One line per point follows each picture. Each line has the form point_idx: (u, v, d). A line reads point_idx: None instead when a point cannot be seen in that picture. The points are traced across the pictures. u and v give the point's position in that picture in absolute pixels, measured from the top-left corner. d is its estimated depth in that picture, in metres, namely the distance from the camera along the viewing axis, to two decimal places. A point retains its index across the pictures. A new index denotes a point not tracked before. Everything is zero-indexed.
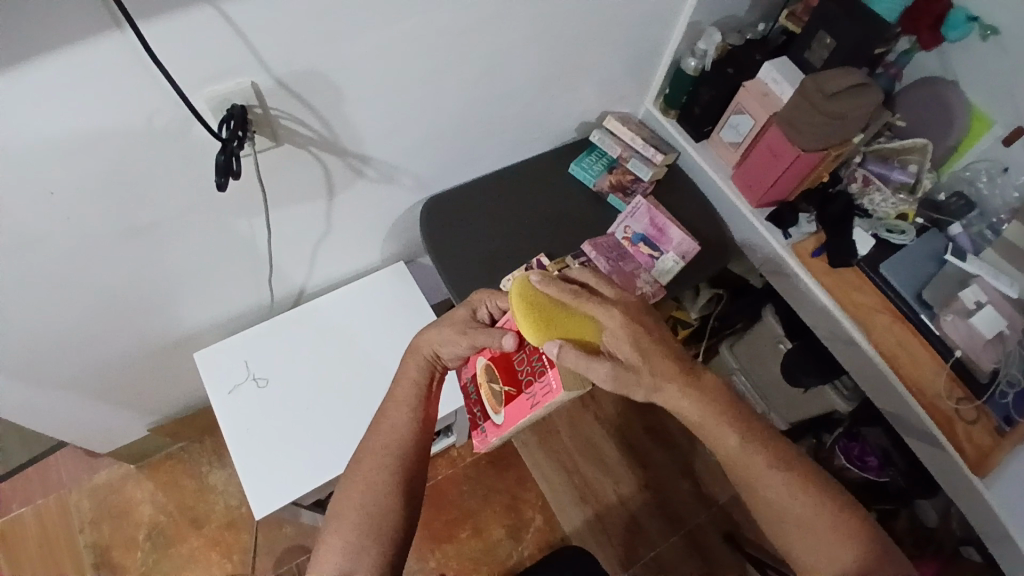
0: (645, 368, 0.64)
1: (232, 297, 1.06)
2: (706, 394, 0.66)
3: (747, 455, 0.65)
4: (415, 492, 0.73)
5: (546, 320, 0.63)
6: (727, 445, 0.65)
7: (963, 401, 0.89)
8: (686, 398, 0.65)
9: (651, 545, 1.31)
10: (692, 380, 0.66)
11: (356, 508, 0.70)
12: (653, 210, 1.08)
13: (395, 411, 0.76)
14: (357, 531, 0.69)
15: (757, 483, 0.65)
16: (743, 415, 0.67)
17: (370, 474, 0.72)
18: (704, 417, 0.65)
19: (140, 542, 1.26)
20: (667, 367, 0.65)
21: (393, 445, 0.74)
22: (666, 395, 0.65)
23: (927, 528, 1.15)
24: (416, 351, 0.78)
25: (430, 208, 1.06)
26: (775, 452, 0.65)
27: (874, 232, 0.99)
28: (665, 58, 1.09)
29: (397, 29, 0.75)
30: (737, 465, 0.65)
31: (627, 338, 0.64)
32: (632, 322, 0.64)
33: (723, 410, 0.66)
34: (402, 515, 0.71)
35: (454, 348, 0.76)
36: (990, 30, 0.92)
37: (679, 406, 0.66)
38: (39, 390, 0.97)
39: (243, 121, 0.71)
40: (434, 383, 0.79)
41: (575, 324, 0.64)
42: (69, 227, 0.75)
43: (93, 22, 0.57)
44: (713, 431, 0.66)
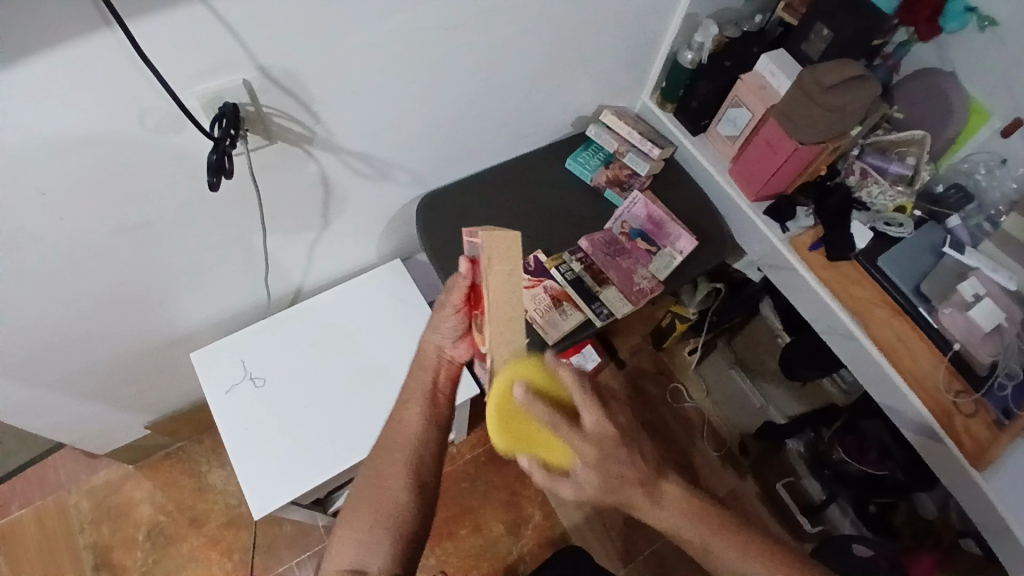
0: (614, 494, 0.65)
1: (229, 296, 1.05)
2: (674, 506, 0.70)
3: (730, 558, 0.70)
4: (429, 489, 0.74)
5: (515, 433, 0.62)
6: (693, 541, 0.70)
7: (962, 395, 0.89)
8: (654, 512, 0.69)
9: (651, 538, 1.31)
10: (657, 495, 0.68)
11: (370, 504, 0.71)
12: (651, 205, 1.07)
13: (406, 408, 0.76)
14: (370, 525, 0.70)
15: (736, 569, 0.70)
16: (705, 508, 0.71)
17: (383, 471, 0.73)
18: (667, 523, 0.69)
19: (140, 542, 1.26)
20: (634, 492, 0.66)
21: (404, 443, 0.74)
22: (639, 513, 0.69)
23: (925, 519, 1.13)
24: (423, 352, 0.79)
25: (426, 205, 1.06)
26: (742, 539, 0.71)
27: (872, 225, 0.99)
28: (661, 52, 1.09)
29: (389, 24, 0.74)
30: (720, 565, 0.71)
31: (593, 474, 0.62)
32: (603, 459, 0.62)
33: (697, 519, 0.70)
34: (416, 511, 0.72)
35: (447, 328, 0.77)
36: (987, 21, 0.91)
37: (660, 522, 0.69)
38: (35, 391, 0.97)
39: (235, 119, 0.70)
40: (441, 379, 0.79)
41: (547, 442, 0.63)
42: (61, 229, 0.74)
43: (81, 21, 0.56)
44: (680, 534, 0.70)
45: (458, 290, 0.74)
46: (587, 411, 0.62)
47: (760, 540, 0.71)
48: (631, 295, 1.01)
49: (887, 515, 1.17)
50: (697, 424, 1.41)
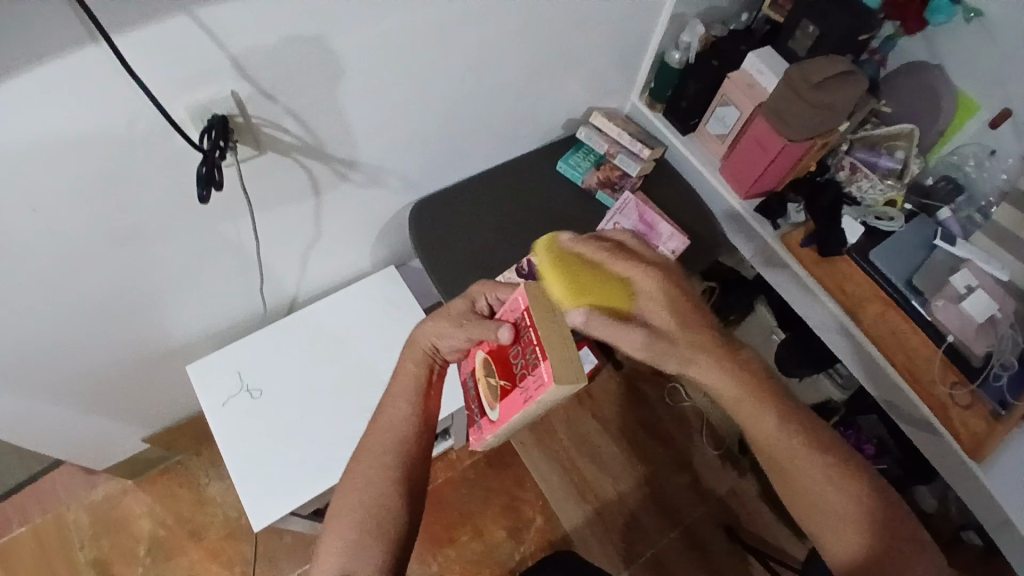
0: (679, 339, 0.64)
1: (224, 306, 1.05)
2: (735, 372, 0.63)
3: (780, 432, 0.63)
4: (417, 490, 0.73)
5: (575, 278, 0.61)
6: (764, 426, 0.63)
7: (957, 386, 0.90)
8: (713, 374, 0.63)
9: (652, 541, 1.31)
10: (725, 359, 0.64)
11: (359, 507, 0.70)
12: (642, 206, 1.07)
13: (392, 406, 0.76)
14: (359, 529, 0.69)
15: (796, 465, 0.63)
16: (781, 396, 0.64)
17: (372, 471, 0.72)
18: (740, 396, 0.63)
19: (140, 556, 1.25)
20: (702, 343, 0.64)
21: (391, 442, 0.74)
22: (695, 370, 0.64)
23: (924, 513, 1.14)
24: (415, 345, 0.77)
25: (418, 211, 1.06)
26: (812, 438, 0.63)
27: (862, 220, 0.99)
28: (649, 52, 1.09)
29: (376, 32, 0.75)
30: (760, 436, 0.64)
31: (665, 309, 0.64)
32: (671, 285, 0.64)
33: (754, 385, 0.64)
34: (405, 513, 0.71)
35: (452, 342, 0.73)
36: (973, 12, 0.91)
37: (709, 381, 0.64)
38: (31, 407, 0.96)
39: (224, 130, 0.71)
40: (432, 378, 0.78)
41: (609, 287, 0.63)
42: (52, 243, 0.74)
43: (66, 35, 0.56)
44: (751, 411, 0.63)
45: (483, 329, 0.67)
46: (638, 247, 0.67)
47: (812, 420, 0.65)
48: None
49: None
50: (693, 423, 1.43)
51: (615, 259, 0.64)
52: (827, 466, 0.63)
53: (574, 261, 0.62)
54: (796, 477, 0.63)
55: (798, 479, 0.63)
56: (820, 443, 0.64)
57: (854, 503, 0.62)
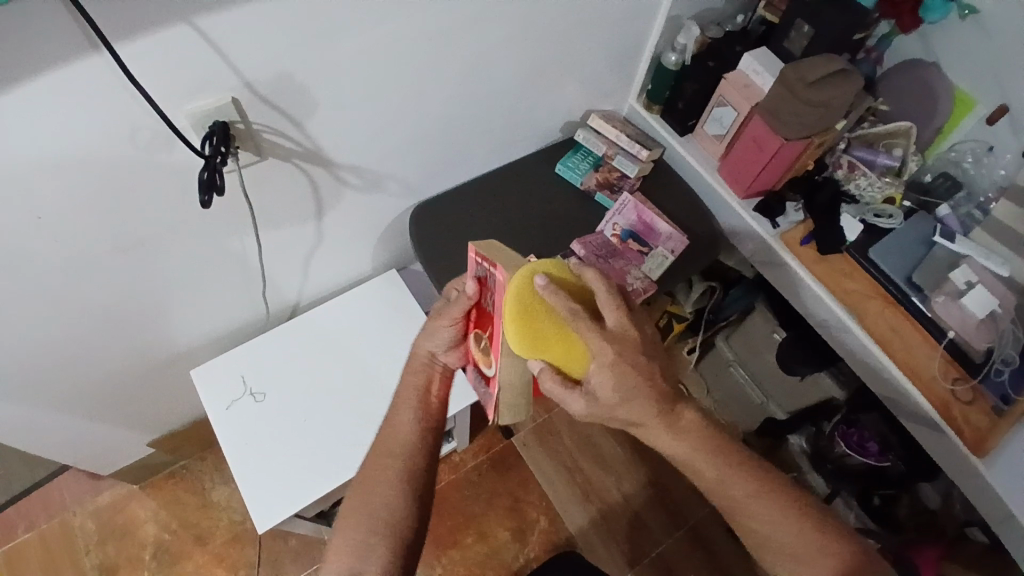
0: (624, 409, 0.65)
1: (227, 312, 1.06)
2: (684, 432, 0.69)
3: (725, 484, 0.69)
4: (423, 493, 0.74)
5: (537, 338, 0.61)
6: (709, 480, 0.69)
7: (959, 382, 0.90)
8: (664, 435, 0.68)
9: (657, 540, 1.31)
10: (673, 420, 0.68)
11: (365, 509, 0.71)
12: (640, 206, 1.08)
13: (397, 413, 0.78)
14: (363, 530, 0.70)
15: (749, 509, 0.68)
16: (725, 448, 0.70)
17: (377, 473, 0.73)
18: (687, 453, 0.69)
19: (146, 561, 1.26)
20: (646, 411, 0.66)
21: (396, 446, 0.75)
22: (648, 434, 0.68)
23: (929, 510, 1.14)
24: (414, 358, 0.80)
25: (419, 215, 1.07)
26: (758, 482, 0.69)
27: (861, 217, 1.00)
28: (646, 54, 1.10)
29: (373, 37, 0.75)
30: (715, 488, 0.69)
31: (610, 383, 0.63)
32: (622, 365, 0.62)
33: (703, 440, 0.69)
34: (411, 514, 0.72)
35: (441, 339, 0.77)
36: (968, 10, 0.91)
37: (663, 444, 0.69)
38: (36, 414, 0.97)
39: (225, 136, 0.72)
40: (434, 386, 0.80)
41: (569, 347, 0.63)
42: (56, 251, 0.75)
43: (68, 45, 0.58)
44: (698, 466, 0.69)
45: (458, 305, 0.74)
46: (608, 304, 0.62)
47: (757, 464, 0.71)
48: (625, 295, 1.02)
49: (891, 508, 1.18)
50: None
51: (578, 325, 0.61)
52: (779, 506, 0.69)
53: (539, 314, 0.61)
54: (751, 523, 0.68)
55: (755, 525, 0.68)
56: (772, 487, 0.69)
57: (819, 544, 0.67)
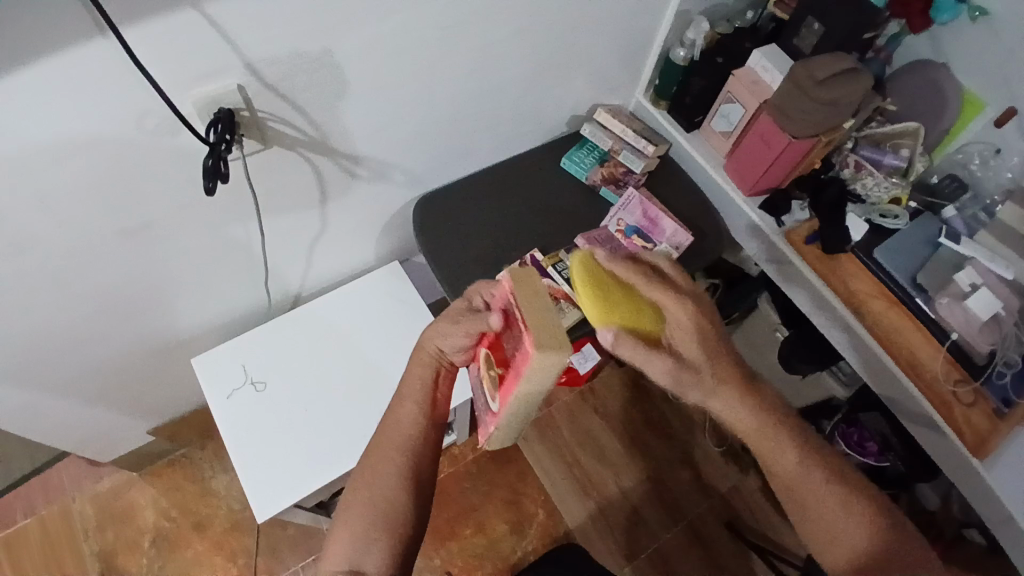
0: (706, 371, 0.65)
1: (230, 300, 1.06)
2: (761, 407, 0.67)
3: (800, 464, 0.66)
4: (425, 487, 0.74)
5: (610, 299, 0.60)
6: (786, 460, 0.66)
7: (961, 383, 0.89)
8: (740, 403, 0.66)
9: (654, 535, 1.31)
10: (751, 393, 0.67)
11: (366, 503, 0.71)
12: (646, 202, 1.07)
13: (401, 406, 0.76)
14: (365, 524, 0.70)
15: (816, 498, 0.65)
16: (798, 429, 0.68)
17: (380, 467, 0.73)
18: (763, 427, 0.66)
19: (145, 547, 1.26)
20: (727, 371, 0.66)
21: (399, 440, 0.74)
22: (722, 402, 0.66)
23: (928, 511, 1.16)
24: (420, 351, 0.78)
25: (423, 207, 1.06)
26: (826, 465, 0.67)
27: (867, 218, 0.99)
28: (654, 49, 1.09)
29: (382, 27, 0.75)
30: (802, 487, 0.66)
31: (693, 338, 0.64)
32: (702, 322, 0.64)
33: (780, 425, 0.67)
34: (413, 508, 0.72)
35: (453, 341, 0.74)
36: (979, 11, 0.91)
37: (736, 417, 0.66)
38: (37, 399, 0.97)
39: (231, 124, 0.70)
40: (439, 380, 0.78)
41: (637, 310, 0.62)
42: (59, 236, 0.75)
43: (75, 29, 0.57)
44: (773, 442, 0.67)
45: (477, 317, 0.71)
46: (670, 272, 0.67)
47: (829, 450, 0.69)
48: None
49: None
50: (697, 418, 1.43)
51: (650, 287, 0.64)
52: (846, 492, 0.66)
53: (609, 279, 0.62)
54: (814, 508, 0.65)
55: (818, 507, 0.65)
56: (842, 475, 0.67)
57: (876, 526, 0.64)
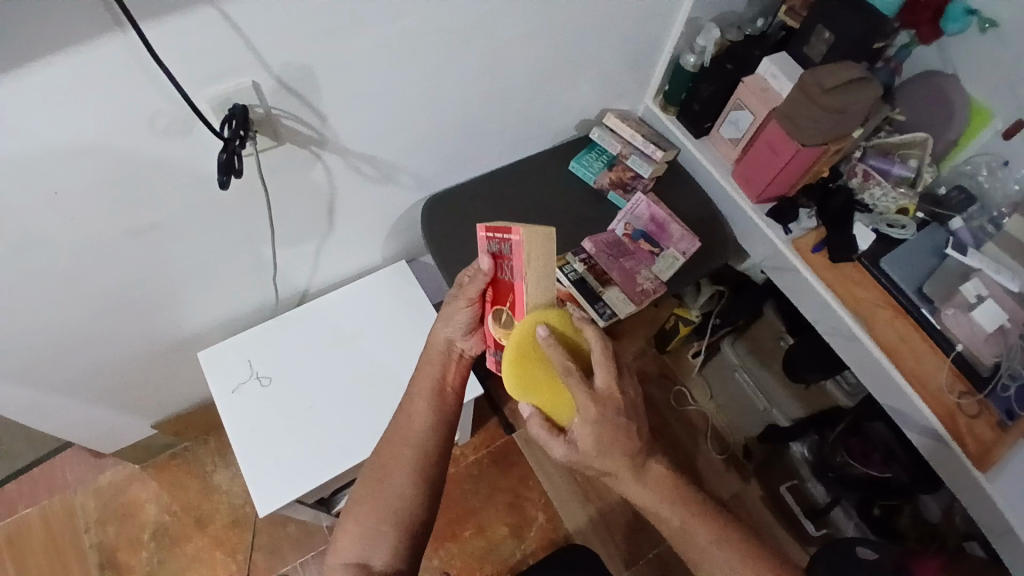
0: (596, 461, 0.69)
1: (239, 297, 1.07)
2: (653, 484, 0.72)
3: (683, 529, 0.72)
4: (435, 485, 0.74)
5: (526, 382, 0.67)
6: (671, 526, 0.72)
7: (965, 395, 0.89)
8: (634, 485, 0.71)
9: (655, 542, 1.31)
10: (641, 472, 0.72)
11: (376, 496, 0.71)
12: (653, 207, 1.08)
13: (412, 402, 0.77)
14: (375, 517, 0.70)
15: (701, 555, 0.71)
16: (689, 497, 0.74)
17: (389, 461, 0.73)
18: (651, 500, 0.72)
19: (146, 542, 1.26)
20: (618, 460, 0.69)
21: (412, 435, 0.75)
22: (618, 483, 0.72)
23: (930, 523, 1.15)
24: (432, 346, 0.80)
25: (432, 207, 1.07)
26: (716, 525, 0.72)
27: (874, 227, 0.99)
28: (664, 55, 1.10)
29: (396, 26, 0.75)
30: (691, 551, 0.72)
31: (590, 431, 0.66)
32: (602, 424, 0.66)
33: (672, 492, 0.73)
34: (422, 500, 0.72)
35: (459, 322, 0.78)
36: (988, 23, 0.91)
37: (633, 494, 0.72)
38: (43, 391, 0.98)
39: (244, 120, 0.71)
40: (450, 374, 0.80)
41: (554, 393, 0.68)
42: (70, 229, 0.75)
43: (94, 24, 0.58)
44: (658, 512, 0.72)
45: (475, 280, 0.76)
46: (599, 367, 0.66)
47: (725, 516, 0.74)
48: (633, 296, 1.02)
49: (892, 517, 1.20)
50: (699, 426, 1.44)
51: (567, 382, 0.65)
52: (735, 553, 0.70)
53: (535, 360, 0.67)
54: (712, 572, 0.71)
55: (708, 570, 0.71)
56: (732, 538, 0.71)
57: None
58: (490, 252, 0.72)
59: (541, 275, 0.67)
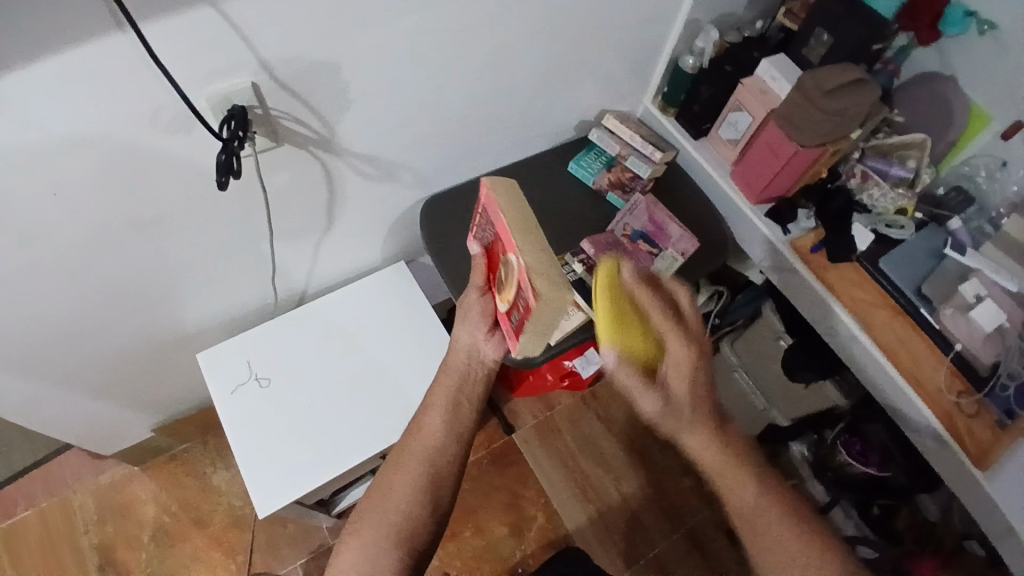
0: (684, 410, 0.71)
1: (238, 297, 1.07)
2: (729, 445, 0.73)
3: (756, 501, 0.71)
4: (441, 504, 0.74)
5: (622, 325, 0.66)
6: (744, 497, 0.71)
7: (964, 395, 0.89)
8: (712, 439, 0.72)
9: (653, 541, 1.31)
10: (721, 431, 0.73)
11: (379, 514, 0.72)
12: (652, 207, 1.09)
13: (427, 415, 0.79)
14: (376, 534, 0.71)
15: (767, 532, 0.70)
16: (760, 470, 0.74)
17: (395, 477, 0.74)
18: (722, 461, 0.72)
19: (144, 542, 1.26)
20: (705, 411, 0.71)
21: (420, 452, 0.76)
22: (694, 442, 0.72)
23: (928, 522, 1.15)
24: (453, 358, 0.81)
25: (432, 207, 1.07)
26: (786, 502, 0.72)
27: (873, 227, 1.00)
28: (663, 56, 1.10)
29: (396, 27, 0.75)
30: (749, 530, 0.71)
31: (685, 376, 0.69)
32: (694, 364, 0.69)
33: (744, 464, 0.72)
34: (430, 515, 0.73)
35: (476, 318, 0.78)
36: (987, 25, 0.92)
37: (705, 455, 0.72)
38: (42, 389, 0.98)
39: (244, 121, 0.71)
40: (470, 385, 0.80)
41: (643, 340, 0.69)
42: (69, 228, 0.75)
43: (93, 23, 0.58)
44: (732, 479, 0.72)
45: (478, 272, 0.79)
46: (687, 310, 0.72)
47: (794, 495, 0.73)
48: None
49: (890, 517, 1.19)
50: None
51: (663, 320, 0.69)
52: (802, 530, 0.70)
53: (627, 307, 0.68)
54: (766, 551, 0.69)
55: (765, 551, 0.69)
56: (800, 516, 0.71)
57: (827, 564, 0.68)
58: (477, 231, 0.76)
59: (509, 201, 0.65)
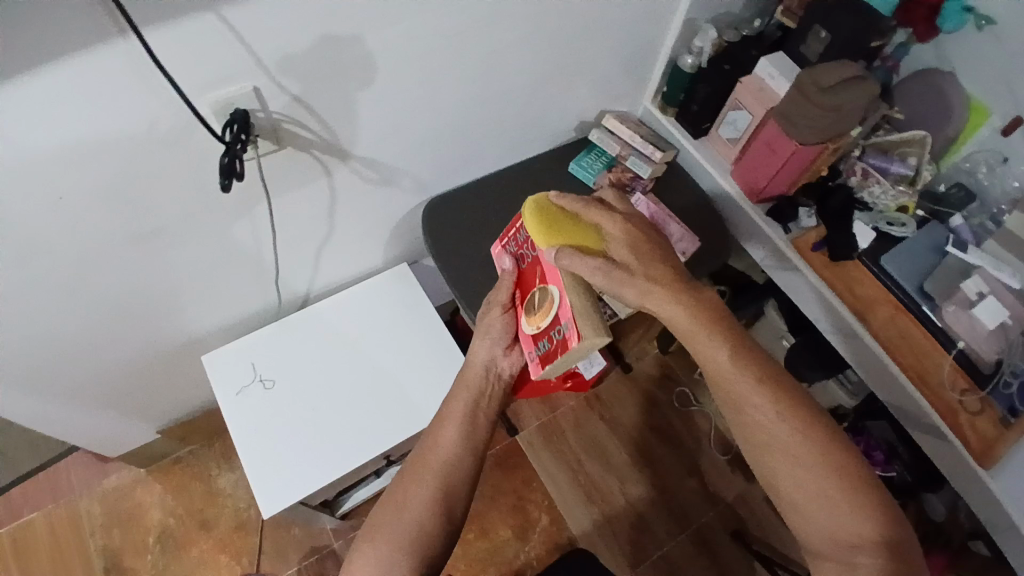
0: (638, 269, 0.66)
1: (242, 300, 1.07)
2: (702, 306, 0.65)
3: (733, 366, 0.63)
4: (455, 519, 0.70)
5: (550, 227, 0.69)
6: (716, 360, 0.63)
7: (968, 393, 0.89)
8: (679, 302, 0.65)
9: (659, 542, 1.31)
10: (691, 290, 0.66)
11: (390, 531, 0.67)
12: (653, 206, 1.08)
13: (442, 426, 0.75)
14: (387, 556, 0.65)
15: (745, 400, 0.62)
16: (739, 335, 0.65)
17: (408, 489, 0.69)
18: (694, 326, 0.64)
19: (150, 545, 1.27)
20: (661, 270, 0.67)
21: (435, 463, 0.72)
22: (659, 301, 0.66)
23: (933, 522, 1.14)
24: (469, 372, 0.80)
25: (433, 209, 1.07)
26: (768, 372, 0.63)
27: (874, 225, 0.99)
28: (661, 56, 1.10)
29: (395, 31, 0.76)
30: (727, 398, 0.63)
31: (625, 245, 0.68)
32: (635, 233, 0.69)
33: (722, 326, 0.64)
34: (442, 530, 0.68)
35: (496, 334, 0.81)
36: (984, 19, 0.91)
37: (673, 313, 0.65)
38: (48, 394, 0.98)
39: (245, 124, 0.73)
40: (487, 398, 0.78)
41: (580, 231, 0.70)
42: (74, 233, 0.76)
43: (96, 29, 0.59)
44: (704, 344, 0.64)
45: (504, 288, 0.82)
46: (614, 201, 0.74)
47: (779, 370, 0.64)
48: None
49: None
50: (704, 430, 1.43)
51: (591, 211, 0.70)
52: (783, 404, 0.62)
53: (557, 214, 0.71)
54: (748, 423, 0.62)
55: (746, 417, 0.62)
56: (784, 388, 0.63)
57: (812, 443, 0.61)
58: (510, 251, 0.82)
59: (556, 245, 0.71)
